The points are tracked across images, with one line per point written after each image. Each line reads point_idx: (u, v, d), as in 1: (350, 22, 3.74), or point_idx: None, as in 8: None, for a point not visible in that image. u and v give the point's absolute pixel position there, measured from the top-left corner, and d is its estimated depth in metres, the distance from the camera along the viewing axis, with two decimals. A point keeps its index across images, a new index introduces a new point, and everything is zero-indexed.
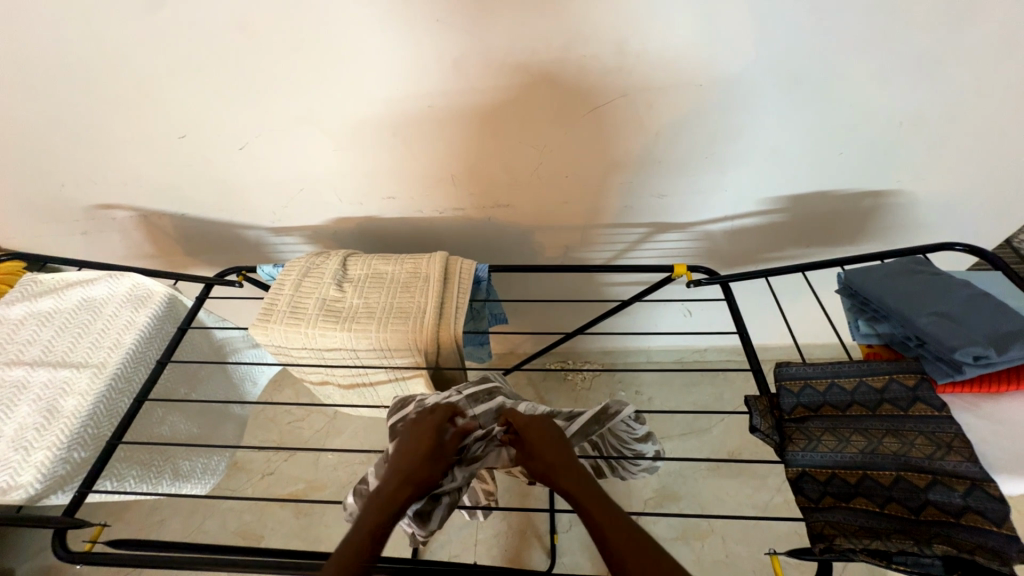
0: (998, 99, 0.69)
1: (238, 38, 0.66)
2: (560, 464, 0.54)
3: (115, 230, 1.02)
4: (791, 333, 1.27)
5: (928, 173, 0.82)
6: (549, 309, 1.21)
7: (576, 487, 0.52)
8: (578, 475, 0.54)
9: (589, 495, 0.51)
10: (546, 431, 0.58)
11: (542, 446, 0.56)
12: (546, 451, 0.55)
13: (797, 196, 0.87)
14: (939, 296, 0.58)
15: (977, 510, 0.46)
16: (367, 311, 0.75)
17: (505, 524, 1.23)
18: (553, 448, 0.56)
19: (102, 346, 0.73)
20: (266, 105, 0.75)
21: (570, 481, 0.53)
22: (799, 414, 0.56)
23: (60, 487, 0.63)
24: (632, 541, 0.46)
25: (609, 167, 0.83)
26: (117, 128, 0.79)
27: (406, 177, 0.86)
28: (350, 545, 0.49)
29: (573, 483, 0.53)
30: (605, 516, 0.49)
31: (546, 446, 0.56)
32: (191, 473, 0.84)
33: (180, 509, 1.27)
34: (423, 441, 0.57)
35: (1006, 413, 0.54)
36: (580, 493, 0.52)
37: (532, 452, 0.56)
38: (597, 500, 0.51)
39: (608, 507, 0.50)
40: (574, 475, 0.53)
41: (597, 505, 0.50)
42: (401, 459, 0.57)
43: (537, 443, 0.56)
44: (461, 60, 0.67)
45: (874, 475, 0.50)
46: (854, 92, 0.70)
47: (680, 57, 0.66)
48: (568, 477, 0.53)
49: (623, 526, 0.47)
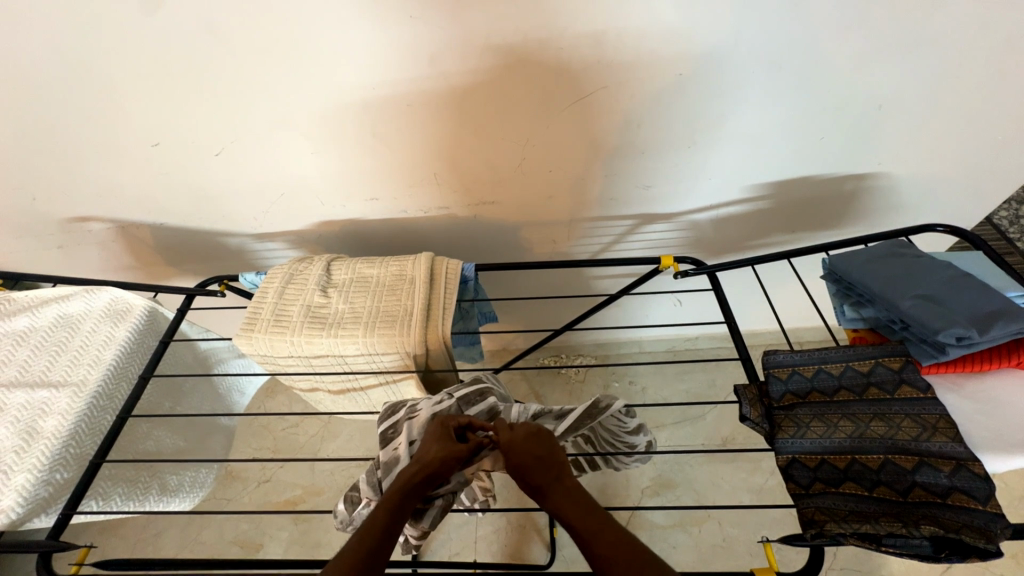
0: (975, 77, 0.69)
1: (205, 40, 0.64)
2: (553, 482, 0.54)
3: (93, 243, 1.00)
4: (780, 319, 1.28)
5: (907, 155, 0.82)
6: (539, 306, 1.20)
7: (570, 506, 0.52)
8: (572, 491, 0.53)
9: (581, 513, 0.51)
10: (541, 445, 0.56)
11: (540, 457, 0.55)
12: (537, 466, 0.54)
13: (781, 183, 0.87)
14: (923, 279, 0.58)
15: (963, 490, 0.46)
16: (353, 316, 0.74)
17: (505, 520, 1.23)
18: (549, 462, 0.55)
19: (81, 363, 0.71)
20: (240, 110, 0.73)
21: (564, 502, 0.52)
22: (787, 402, 0.56)
23: (44, 510, 0.62)
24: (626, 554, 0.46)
25: (593, 159, 0.82)
26: (86, 138, 0.77)
27: (388, 177, 0.85)
28: (353, 549, 0.48)
29: (566, 500, 0.52)
30: (602, 535, 0.48)
31: (538, 461, 0.54)
32: (179, 487, 0.83)
33: (175, 521, 1.26)
34: (435, 444, 0.57)
35: (989, 392, 0.55)
36: (573, 511, 0.51)
37: (525, 465, 0.55)
38: (589, 515, 0.50)
39: (601, 520, 0.50)
40: (566, 492, 0.53)
41: (591, 523, 0.49)
42: (411, 465, 0.56)
43: (532, 457, 0.55)
44: (436, 57, 0.66)
45: (863, 459, 0.50)
46: (833, 77, 0.69)
47: (659, 45, 0.65)
48: (560, 495, 0.53)
49: (616, 540, 0.47)
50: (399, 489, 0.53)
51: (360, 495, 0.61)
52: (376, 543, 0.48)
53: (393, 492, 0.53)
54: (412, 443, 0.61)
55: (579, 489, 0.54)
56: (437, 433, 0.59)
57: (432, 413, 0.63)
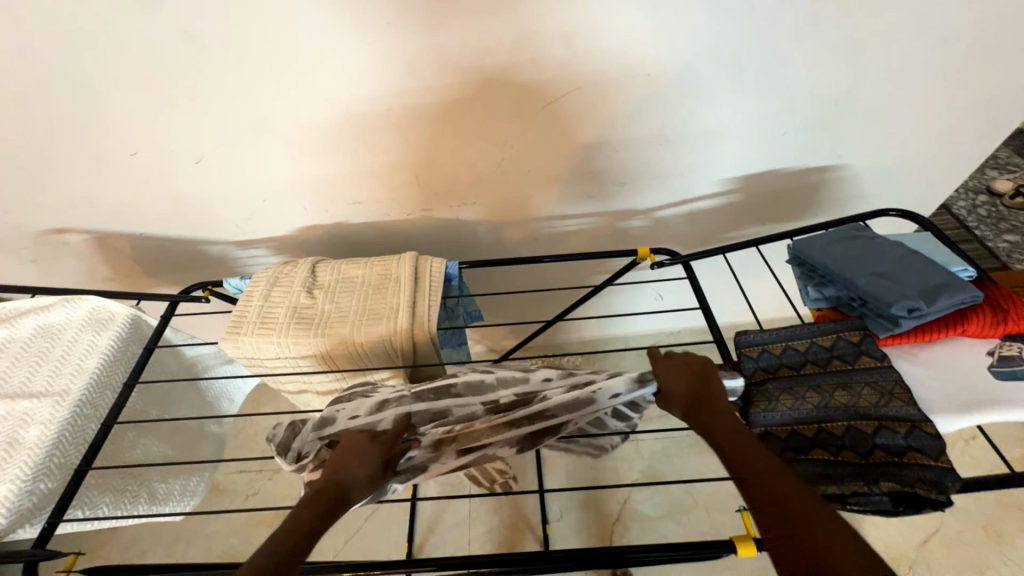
0: (919, 72, 0.75)
1: (187, 50, 0.65)
2: (705, 401, 0.55)
3: (70, 255, 0.98)
4: (757, 309, 1.33)
5: (865, 147, 0.87)
6: (524, 303, 1.23)
7: (732, 449, 0.50)
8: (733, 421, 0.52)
9: (730, 437, 0.50)
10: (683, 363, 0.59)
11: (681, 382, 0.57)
12: (684, 377, 0.57)
13: (750, 176, 0.91)
14: (877, 258, 0.62)
15: (918, 449, 0.50)
16: (339, 316, 0.75)
17: (497, 520, 1.24)
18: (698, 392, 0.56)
19: (63, 372, 0.70)
20: (222, 119, 0.74)
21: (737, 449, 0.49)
22: (759, 377, 0.60)
23: (28, 520, 0.61)
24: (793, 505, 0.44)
25: (570, 158, 0.85)
26: (62, 147, 0.77)
27: (371, 181, 0.86)
28: None
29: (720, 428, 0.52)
30: (760, 482, 0.46)
31: (687, 371, 0.58)
32: (168, 496, 0.82)
33: (161, 539, 1.23)
34: (351, 455, 0.58)
35: (940, 359, 0.59)
36: (720, 436, 0.51)
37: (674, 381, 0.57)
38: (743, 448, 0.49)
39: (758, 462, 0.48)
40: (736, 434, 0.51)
41: (753, 465, 0.47)
42: (323, 475, 0.56)
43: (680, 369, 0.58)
44: (414, 61, 0.68)
45: (828, 428, 0.54)
46: (790, 74, 0.74)
47: (625, 48, 0.69)
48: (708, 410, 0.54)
49: (768, 477, 0.46)
50: (307, 516, 0.52)
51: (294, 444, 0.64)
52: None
53: (293, 531, 0.50)
54: (355, 418, 0.65)
55: (718, 396, 0.55)
56: (347, 444, 0.59)
57: (381, 399, 0.67)
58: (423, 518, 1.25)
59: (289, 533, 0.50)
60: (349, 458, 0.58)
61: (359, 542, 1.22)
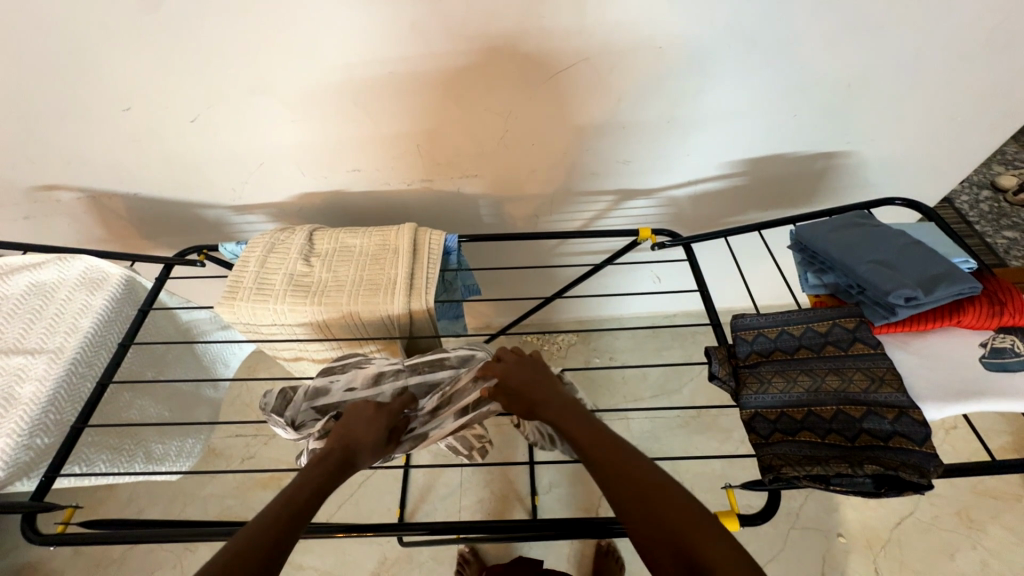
0: (938, 58, 0.73)
1: (180, 2, 0.62)
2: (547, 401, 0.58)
3: (62, 213, 0.96)
4: (754, 295, 1.33)
5: (874, 134, 0.86)
6: (522, 280, 1.23)
7: (585, 438, 0.53)
8: (583, 422, 0.55)
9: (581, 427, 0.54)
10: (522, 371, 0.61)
11: (524, 389, 0.59)
12: (524, 388, 0.59)
13: (756, 159, 0.90)
14: (878, 246, 0.62)
15: (904, 434, 0.51)
16: (336, 285, 0.75)
17: (488, 491, 1.27)
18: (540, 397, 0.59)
19: (58, 331, 0.70)
20: (218, 78, 0.72)
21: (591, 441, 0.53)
22: (752, 360, 0.61)
23: (25, 474, 0.62)
24: (651, 499, 0.45)
25: (575, 133, 0.83)
26: (50, 100, 0.74)
27: (373, 150, 0.85)
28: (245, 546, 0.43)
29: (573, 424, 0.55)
30: (609, 463, 0.49)
31: (523, 384, 0.60)
32: (164, 456, 0.83)
33: (158, 497, 1.26)
34: (361, 422, 0.59)
35: (933, 349, 0.60)
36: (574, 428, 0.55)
37: (518, 392, 0.59)
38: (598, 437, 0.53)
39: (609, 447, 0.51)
40: (592, 433, 0.53)
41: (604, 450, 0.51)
42: (329, 441, 0.57)
43: (523, 382, 0.60)
44: (418, 25, 0.66)
45: (817, 411, 0.55)
46: (804, 54, 0.72)
47: (637, 20, 0.66)
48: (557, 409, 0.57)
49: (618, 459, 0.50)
50: (315, 477, 0.53)
51: (289, 416, 0.64)
52: (287, 524, 0.47)
53: (300, 488, 0.51)
54: (351, 390, 0.66)
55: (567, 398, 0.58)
56: (354, 414, 0.61)
57: (377, 372, 0.67)
58: (416, 486, 1.28)
59: (297, 489, 0.51)
60: (359, 424, 0.59)
61: (352, 506, 1.25)
